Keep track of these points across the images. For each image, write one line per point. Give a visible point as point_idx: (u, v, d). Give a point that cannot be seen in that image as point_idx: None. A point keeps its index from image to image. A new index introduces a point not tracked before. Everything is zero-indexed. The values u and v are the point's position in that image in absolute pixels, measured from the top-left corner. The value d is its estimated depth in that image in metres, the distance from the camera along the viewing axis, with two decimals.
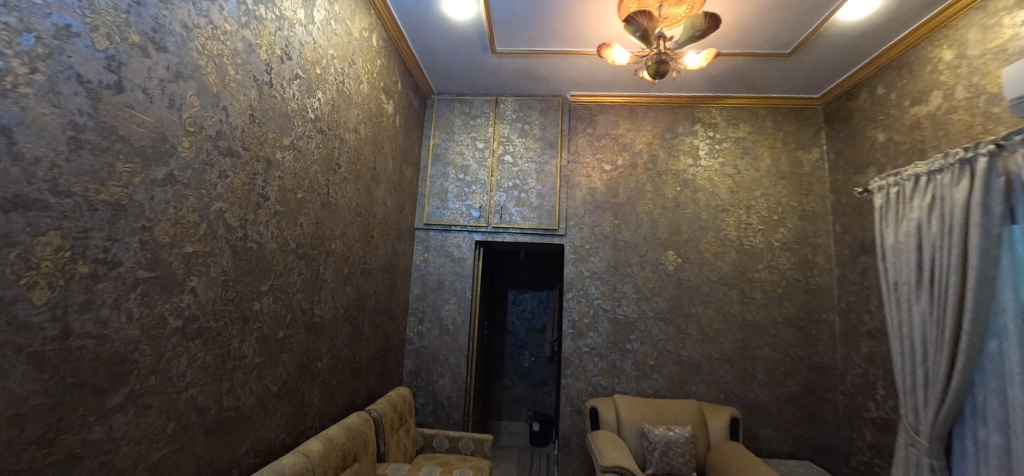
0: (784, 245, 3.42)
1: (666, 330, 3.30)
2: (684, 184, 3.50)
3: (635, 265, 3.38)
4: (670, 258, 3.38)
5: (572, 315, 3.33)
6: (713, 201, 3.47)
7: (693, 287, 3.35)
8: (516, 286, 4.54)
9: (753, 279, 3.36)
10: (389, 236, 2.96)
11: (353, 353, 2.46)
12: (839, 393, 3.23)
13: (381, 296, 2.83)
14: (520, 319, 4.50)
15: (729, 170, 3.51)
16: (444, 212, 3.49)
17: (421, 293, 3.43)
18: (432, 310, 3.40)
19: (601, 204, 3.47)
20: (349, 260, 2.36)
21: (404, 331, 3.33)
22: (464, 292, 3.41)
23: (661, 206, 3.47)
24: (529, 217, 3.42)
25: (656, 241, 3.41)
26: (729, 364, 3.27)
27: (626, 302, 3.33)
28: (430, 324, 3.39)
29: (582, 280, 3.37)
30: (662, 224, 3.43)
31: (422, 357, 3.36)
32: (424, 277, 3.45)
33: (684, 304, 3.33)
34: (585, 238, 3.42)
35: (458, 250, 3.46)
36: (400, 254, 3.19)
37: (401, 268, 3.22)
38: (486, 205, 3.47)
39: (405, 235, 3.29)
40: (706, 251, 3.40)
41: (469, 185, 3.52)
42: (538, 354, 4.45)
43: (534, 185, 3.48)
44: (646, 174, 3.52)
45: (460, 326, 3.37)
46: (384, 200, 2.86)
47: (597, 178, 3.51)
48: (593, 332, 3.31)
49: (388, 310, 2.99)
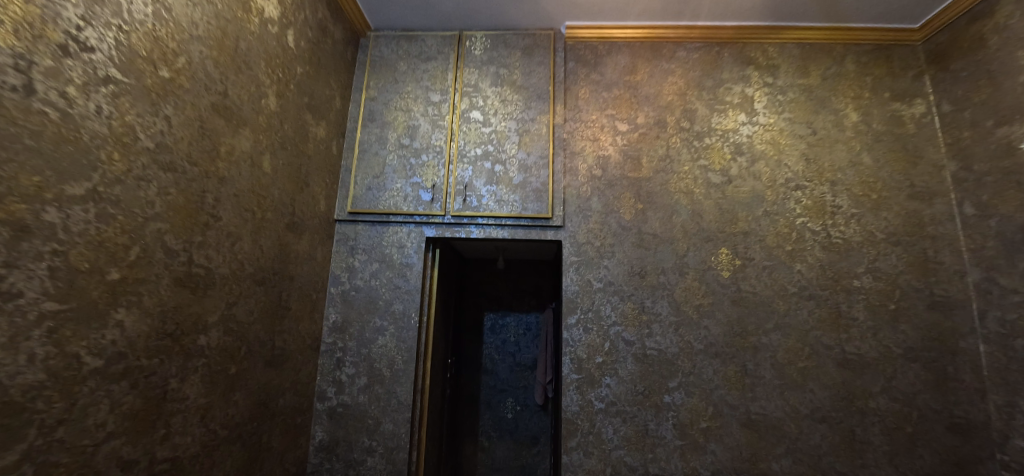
0: (892, 237, 2.26)
1: (725, 372, 2.09)
2: (737, 150, 2.32)
3: (672, 272, 2.17)
4: (724, 260, 2.19)
5: (576, 351, 2.10)
6: (781, 175, 2.30)
7: (763, 306, 2.15)
8: (495, 308, 3.33)
9: (852, 290, 2.19)
10: (269, 224, 1.72)
11: (141, 447, 1.20)
12: (998, 466, 2.04)
13: (245, 327, 1.60)
14: (501, 354, 3.27)
15: (800, 130, 2.37)
16: (379, 195, 2.29)
17: (341, 320, 2.20)
18: (358, 347, 2.17)
19: (615, 180, 2.28)
20: (123, 254, 1.13)
21: (309, 381, 2.08)
22: (408, 319, 2.18)
23: (705, 184, 2.27)
24: (507, 200, 2.23)
25: (701, 235, 2.21)
26: (826, 424, 2.07)
27: (661, 331, 2.12)
28: (353, 370, 2.15)
29: (592, 297, 2.15)
30: (708, 209, 2.24)
31: (340, 422, 2.11)
32: (347, 295, 2.22)
33: (750, 332, 2.12)
34: (593, 231, 2.22)
35: (399, 252, 2.25)
36: (299, 256, 1.96)
37: (301, 279, 1.99)
38: (441, 184, 2.27)
39: (310, 226, 2.06)
40: (777, 250, 2.21)
41: (417, 155, 2.33)
42: (525, 402, 3.20)
43: (515, 153, 2.29)
44: (677, 137, 2.34)
45: (401, 373, 2.13)
46: (258, 160, 1.65)
47: (608, 144, 2.33)
48: (611, 378, 2.07)
49: (268, 352, 1.75)
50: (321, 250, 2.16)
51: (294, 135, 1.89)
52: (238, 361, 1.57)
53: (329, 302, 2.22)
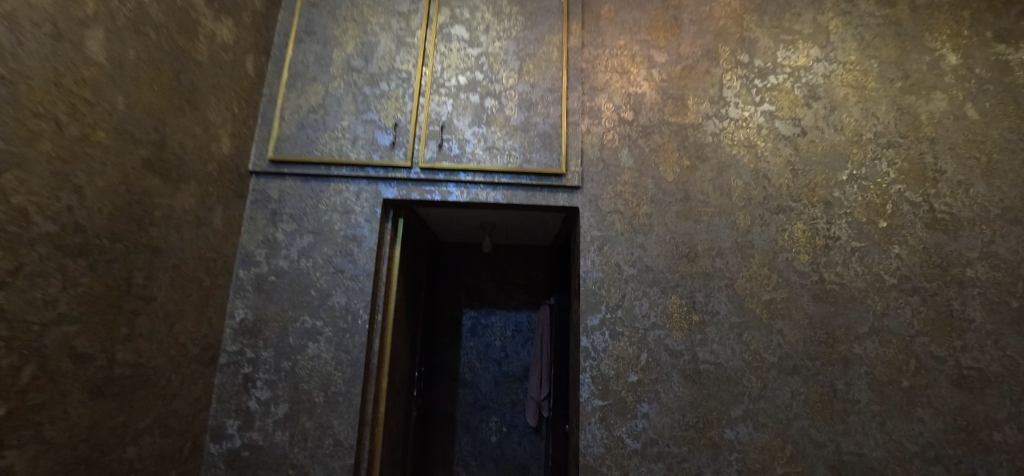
0: (1012, 214, 1.69)
1: (807, 396, 1.48)
2: (810, 94, 1.73)
3: (731, 255, 1.55)
4: (800, 239, 1.58)
5: (600, 367, 1.45)
6: (867, 128, 1.72)
7: (854, 302, 1.55)
8: (476, 305, 2.65)
9: (965, 283, 1.62)
10: (101, 154, 1.02)
11: None
12: None
13: (33, 331, 0.89)
14: (482, 362, 2.59)
15: (889, 72, 1.79)
16: (316, 137, 1.58)
17: (253, 318, 1.48)
18: (276, 359, 1.45)
19: (651, 127, 1.64)
20: None
21: (193, 413, 1.36)
22: (353, 318, 1.47)
23: (772, 136, 1.66)
24: (502, 147, 1.56)
25: (768, 205, 1.60)
26: (941, 466, 1.49)
27: (718, 337, 1.49)
28: (267, 395, 1.43)
29: (621, 287, 1.51)
30: (777, 170, 1.63)
31: (244, 473, 1.39)
32: (264, 282, 1.50)
33: (839, 339, 1.52)
34: (623, 196, 1.57)
35: (343, 220, 1.54)
36: (175, 217, 1.25)
37: (180, 253, 1.28)
38: (407, 123, 1.58)
39: (200, 173, 1.34)
40: (868, 227, 1.62)
41: (373, 83, 1.62)
42: (513, 423, 2.53)
43: (514, 83, 1.62)
44: (732, 73, 1.71)
45: (339, 399, 1.42)
46: (73, 35, 0.96)
47: (641, 78, 1.69)
48: (651, 406, 1.43)
49: (99, 372, 1.04)
50: (222, 213, 1.44)
51: (163, 18, 1.19)
52: (9, 393, 0.85)
53: (236, 291, 1.50)
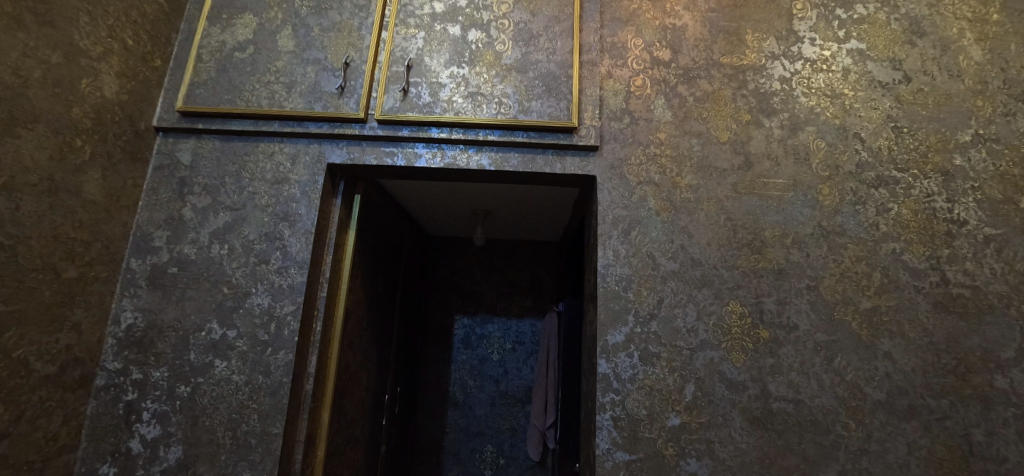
0: None
1: (931, 451, 1.00)
2: (914, 28, 1.27)
3: (812, 244, 1.09)
4: (911, 223, 1.12)
5: (625, 403, 1.00)
6: (994, 73, 1.24)
7: (994, 314, 1.07)
8: (472, 312, 2.22)
9: None
10: None
11: None
12: None
13: None
14: (478, 381, 2.16)
15: (1019, 2, 1.29)
16: (241, 82, 1.17)
17: (144, 325, 1.08)
18: (172, 383, 1.04)
19: (695, 70, 1.20)
20: None
21: (43, 460, 0.95)
22: (278, 327, 1.05)
23: (865, 82, 1.21)
24: (489, 94, 1.14)
25: (862, 175, 1.14)
26: None
27: (797, 361, 1.03)
28: (155, 432, 1.02)
29: (656, 289, 1.06)
30: (872, 128, 1.18)
31: None
32: (163, 276, 1.10)
33: (973, 367, 1.05)
34: (658, 161, 1.14)
35: (273, 192, 1.13)
36: (3, 175, 0.87)
37: (13, 229, 0.89)
38: (363, 62, 1.17)
39: (58, 118, 0.96)
40: (1007, 208, 1.14)
41: (320, 11, 1.21)
42: (514, 456, 2.09)
43: (507, 11, 1.19)
44: (806, 1, 1.26)
45: (253, 443, 1.00)
46: None
47: (680, 7, 1.24)
48: (700, 464, 0.98)
49: None
50: (99, 178, 1.05)
51: None
52: None
53: (125, 288, 1.10)
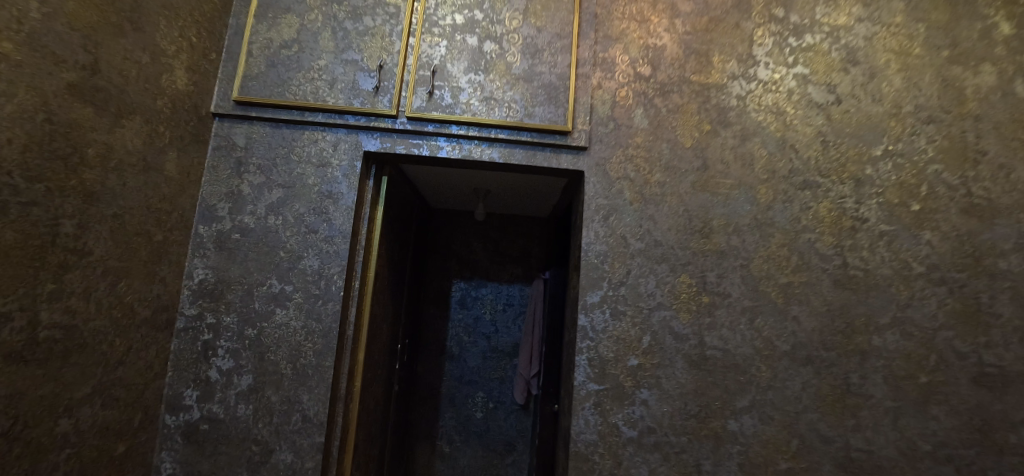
0: None
1: (818, 388, 1.36)
2: (849, 58, 1.54)
3: (748, 232, 1.40)
4: (826, 219, 1.43)
5: (598, 349, 1.32)
6: (908, 99, 1.55)
7: (879, 291, 1.42)
8: (467, 276, 2.51)
9: (997, 275, 1.49)
10: (8, 70, 0.84)
11: None
12: None
13: None
14: (471, 335, 2.48)
15: (936, 38, 1.61)
16: (288, 77, 1.37)
17: (214, 280, 1.32)
18: (240, 326, 1.30)
19: (670, 85, 1.45)
20: None
21: (144, 382, 1.22)
22: (327, 283, 1.32)
23: (804, 102, 1.49)
24: (500, 99, 1.37)
25: (793, 179, 1.44)
26: (951, 467, 1.39)
27: (728, 321, 1.36)
28: (229, 364, 1.29)
29: (626, 263, 1.36)
30: (805, 141, 1.47)
31: (203, 448, 1.27)
32: (227, 240, 1.34)
33: (857, 329, 1.40)
34: (634, 160, 1.41)
35: (318, 172, 1.36)
36: (115, 158, 1.08)
37: (123, 201, 1.11)
38: (394, 66, 1.38)
39: (148, 109, 1.15)
40: (900, 209, 1.47)
41: (356, 16, 1.40)
42: (499, 397, 2.45)
43: (517, 26, 1.41)
44: (765, 29, 1.52)
45: (309, 372, 1.29)
46: None
47: (662, 29, 1.49)
48: (650, 393, 1.31)
49: (18, 335, 0.89)
50: (175, 158, 1.26)
51: None
52: None
53: (195, 249, 1.33)
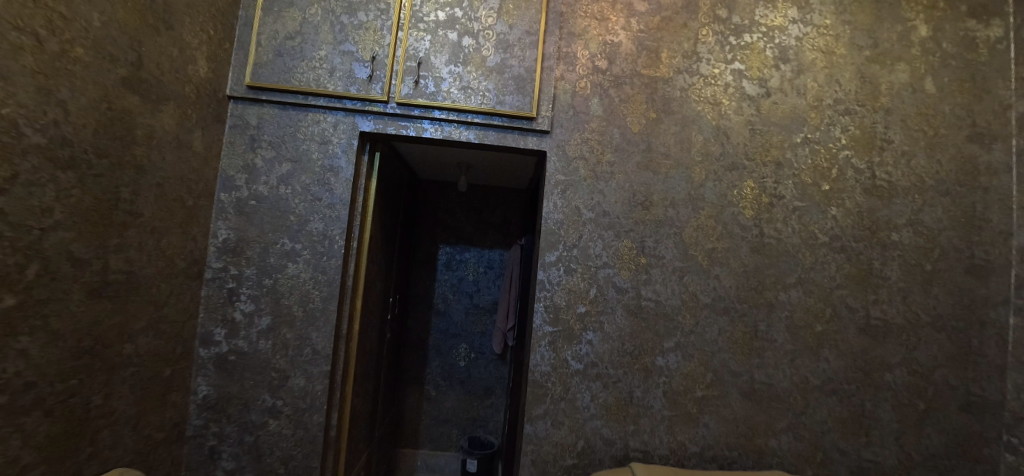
0: (941, 186, 1.86)
1: (732, 334, 1.69)
2: (781, 56, 1.78)
3: (682, 206, 1.68)
4: (748, 196, 1.72)
5: (553, 299, 1.62)
6: (829, 94, 1.80)
7: (788, 256, 1.72)
8: (452, 241, 2.78)
9: (889, 245, 1.80)
10: (80, 70, 1.06)
11: None
12: (1004, 449, 1.84)
13: (30, 234, 0.98)
14: (455, 293, 2.78)
15: (859, 39, 1.85)
16: (294, 65, 1.59)
17: (235, 238, 1.58)
18: (259, 277, 1.58)
19: (623, 77, 1.69)
20: None
21: (183, 320, 1.50)
22: (330, 242, 1.59)
23: (738, 95, 1.74)
24: (476, 88, 1.61)
25: (723, 162, 1.71)
26: (836, 397, 1.74)
27: (661, 278, 1.66)
28: (250, 307, 1.58)
29: (579, 229, 1.64)
30: (737, 129, 1.73)
31: (232, 374, 1.56)
32: (245, 205, 1.59)
33: (767, 287, 1.71)
34: (589, 143, 1.67)
35: (321, 148, 1.61)
36: (157, 137, 1.31)
37: (163, 172, 1.35)
38: (385, 57, 1.60)
39: (179, 95, 1.38)
40: (812, 189, 1.75)
41: (351, 11, 1.61)
42: (480, 347, 2.78)
43: (492, 23, 1.63)
44: (709, 29, 1.75)
45: (317, 314, 1.58)
46: None
47: (619, 27, 1.71)
48: (595, 335, 1.63)
49: (96, 276, 1.16)
50: (201, 136, 1.49)
51: None
52: (22, 289, 0.98)
53: (218, 213, 1.59)
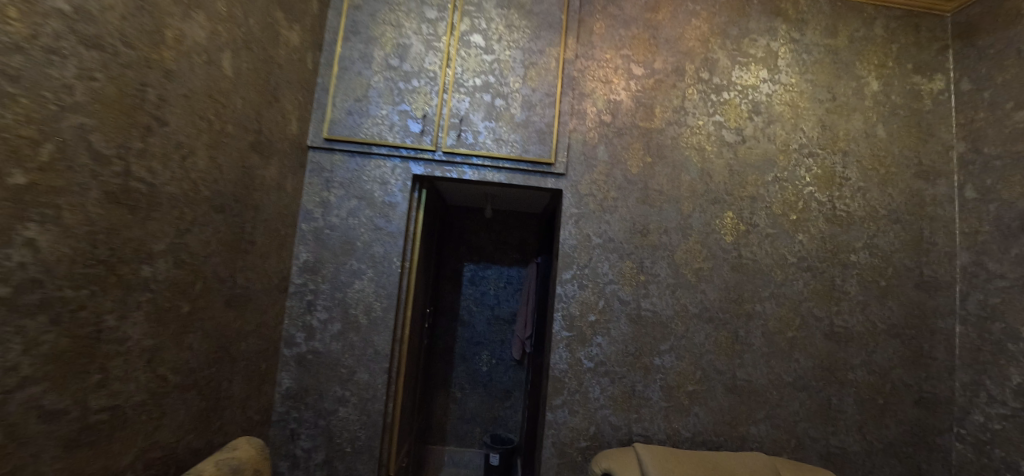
0: (893, 215, 2.23)
1: (717, 338, 2.04)
2: (754, 109, 2.17)
3: (674, 233, 2.06)
4: (728, 224, 2.09)
5: (569, 309, 1.99)
6: (795, 140, 2.18)
7: (762, 274, 2.09)
8: (476, 260, 3.16)
9: (848, 264, 2.16)
10: (231, 141, 1.45)
11: (67, 396, 0.99)
12: (954, 438, 2.16)
13: (198, 260, 1.36)
14: (478, 306, 3.15)
15: (820, 94, 2.24)
16: (361, 122, 2.00)
17: (313, 260, 1.97)
18: (332, 291, 1.96)
19: (624, 129, 2.09)
20: (30, 151, 0.86)
21: (274, 325, 1.87)
22: (389, 263, 1.98)
23: (718, 142, 2.13)
24: (506, 140, 2.01)
25: (707, 196, 2.09)
26: (806, 392, 2.08)
27: (657, 292, 2.03)
28: (324, 315, 1.95)
29: (589, 253, 2.01)
30: (718, 170, 2.11)
31: (309, 370, 1.93)
32: (321, 233, 1.98)
33: (745, 299, 2.07)
34: (597, 183, 2.05)
35: (382, 188, 2.01)
36: (267, 183, 1.71)
37: (268, 210, 1.74)
38: (433, 115, 2.01)
39: (280, 150, 1.78)
40: (782, 219, 2.12)
41: (407, 78, 2.02)
42: (500, 354, 3.13)
43: (518, 88, 2.04)
44: (694, 88, 2.15)
45: (378, 321, 1.96)
46: (216, 58, 1.34)
47: (620, 88, 2.11)
48: (603, 338, 1.99)
49: (229, 290, 1.54)
50: (291, 179, 1.89)
51: (261, 34, 1.57)
52: (193, 298, 1.36)
53: (299, 239, 1.97)
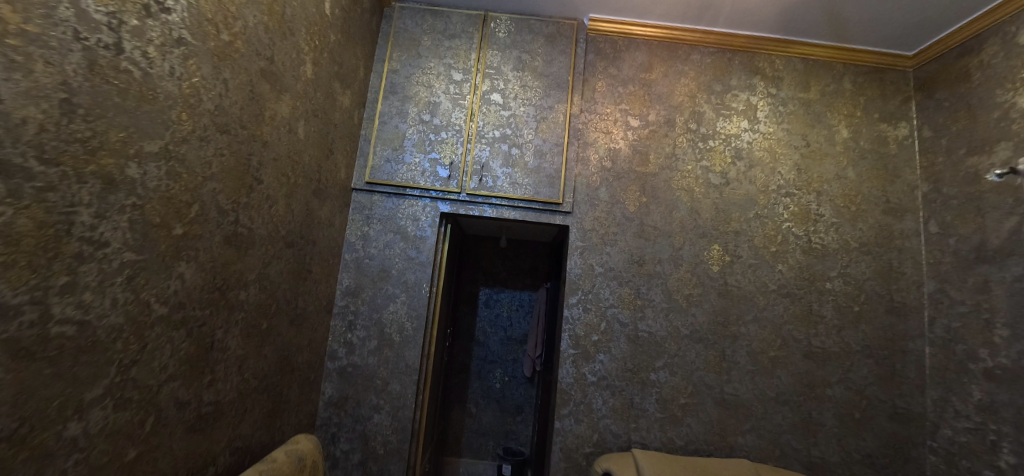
0: (863, 247, 2.50)
1: (706, 357, 2.31)
2: (736, 154, 2.49)
3: (666, 263, 2.36)
4: (715, 256, 2.39)
5: (574, 329, 2.28)
6: (773, 181, 2.49)
7: (746, 300, 2.37)
8: (491, 284, 3.47)
9: (824, 291, 2.43)
10: (300, 190, 1.81)
11: (192, 390, 1.31)
12: (928, 451, 2.37)
13: (275, 286, 1.70)
14: (493, 327, 3.44)
15: (795, 141, 2.55)
16: (397, 168, 2.36)
17: (354, 285, 2.30)
18: (370, 312, 2.28)
19: (622, 172, 2.42)
20: (186, 210, 1.20)
21: (321, 342, 2.19)
22: (420, 289, 2.30)
23: (705, 184, 2.45)
24: (521, 183, 2.35)
25: (696, 231, 2.40)
26: (787, 406, 2.33)
27: (653, 315, 2.32)
28: (363, 333, 2.27)
29: (593, 281, 2.32)
30: (705, 208, 2.42)
31: (350, 381, 2.24)
32: (362, 262, 2.31)
33: (731, 322, 2.35)
34: (599, 219, 2.37)
35: (414, 223, 2.35)
36: (322, 222, 2.05)
37: (322, 243, 2.08)
38: (459, 162, 2.36)
39: (332, 193, 2.13)
40: (762, 251, 2.42)
41: (437, 131, 2.39)
42: (512, 371, 3.40)
43: (531, 139, 2.39)
44: (683, 137, 2.48)
45: (410, 338, 2.27)
46: (294, 126, 1.70)
47: (619, 138, 2.45)
48: (604, 355, 2.27)
49: (293, 311, 1.87)
50: (339, 217, 2.23)
51: (324, 103, 1.94)
52: (269, 317, 1.69)
53: (343, 267, 2.31)
